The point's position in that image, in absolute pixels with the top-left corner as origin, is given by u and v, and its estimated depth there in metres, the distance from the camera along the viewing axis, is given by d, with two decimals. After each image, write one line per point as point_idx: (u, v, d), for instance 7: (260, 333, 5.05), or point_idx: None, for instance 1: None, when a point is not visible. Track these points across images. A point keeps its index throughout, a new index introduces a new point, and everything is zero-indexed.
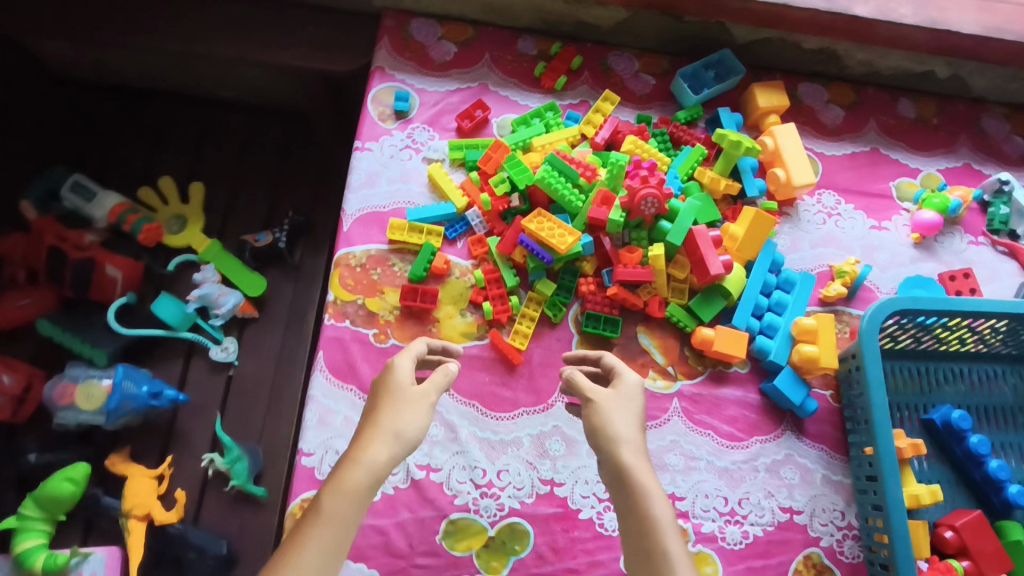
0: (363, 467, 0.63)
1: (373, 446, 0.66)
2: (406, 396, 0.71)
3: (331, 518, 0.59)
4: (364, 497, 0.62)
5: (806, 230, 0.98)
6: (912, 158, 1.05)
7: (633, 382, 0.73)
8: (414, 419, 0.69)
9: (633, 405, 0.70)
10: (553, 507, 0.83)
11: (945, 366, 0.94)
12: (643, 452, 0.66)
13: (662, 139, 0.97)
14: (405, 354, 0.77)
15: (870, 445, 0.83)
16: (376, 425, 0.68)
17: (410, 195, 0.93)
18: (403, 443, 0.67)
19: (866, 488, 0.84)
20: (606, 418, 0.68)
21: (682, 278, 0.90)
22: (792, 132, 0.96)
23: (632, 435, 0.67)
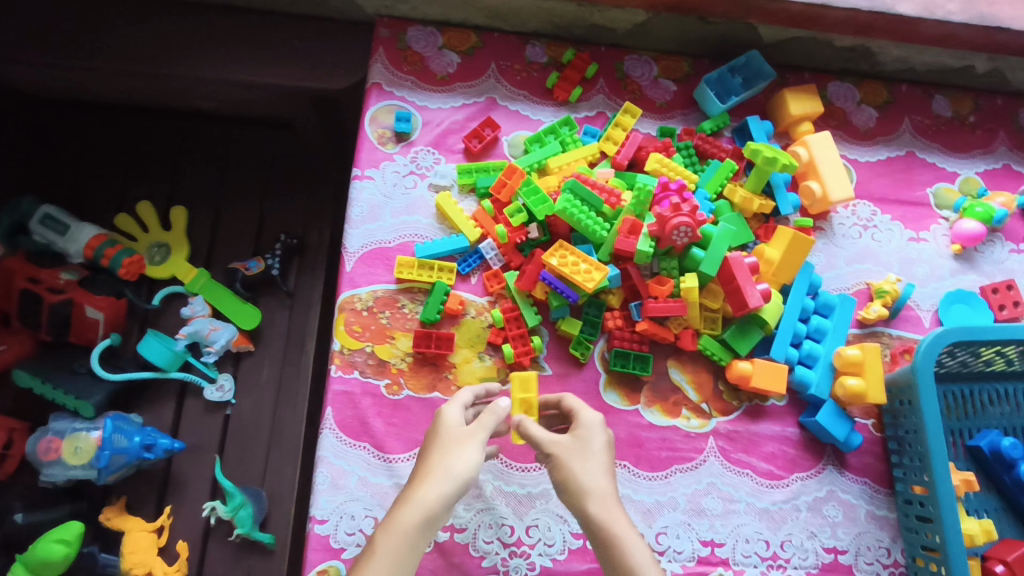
0: (414, 503, 0.59)
1: (423, 484, 0.60)
2: (452, 432, 0.65)
3: (384, 559, 0.56)
4: (416, 537, 0.57)
5: (841, 245, 0.91)
6: (949, 162, 0.98)
7: (594, 420, 0.68)
8: (465, 456, 0.63)
9: (595, 448, 0.65)
10: (587, 563, 0.77)
11: (989, 387, 0.87)
12: (612, 500, 0.62)
13: (687, 153, 0.90)
14: (453, 401, 0.69)
15: (922, 484, 0.78)
16: (426, 465, 0.62)
17: (417, 228, 0.85)
18: (457, 482, 0.61)
19: (916, 527, 0.79)
20: (570, 470, 0.63)
21: (715, 308, 0.84)
22: (828, 141, 0.89)
23: (601, 485, 0.62)
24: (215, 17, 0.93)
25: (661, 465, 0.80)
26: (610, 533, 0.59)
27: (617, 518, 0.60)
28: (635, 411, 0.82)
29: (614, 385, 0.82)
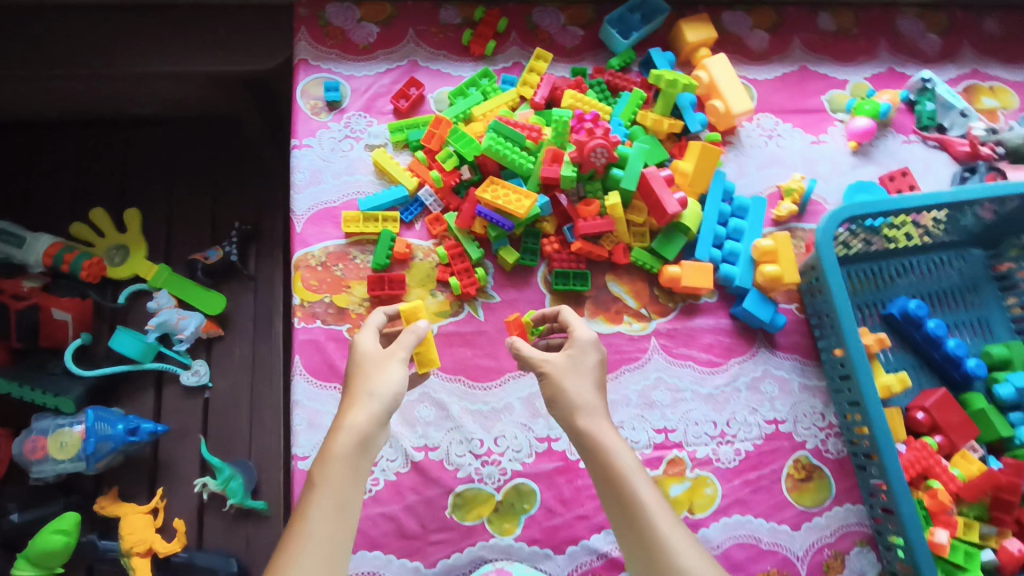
0: (345, 433, 0.63)
1: (353, 411, 0.65)
2: (372, 359, 0.70)
3: (328, 484, 0.60)
4: (353, 458, 0.62)
5: (750, 155, 1.00)
6: (837, 71, 1.07)
7: (586, 336, 0.72)
8: (388, 377, 0.68)
9: (588, 365, 0.69)
10: (554, 462, 0.84)
11: (893, 263, 0.98)
12: (603, 411, 0.66)
13: (600, 89, 0.97)
14: (366, 326, 0.74)
15: (840, 346, 0.86)
16: (351, 391, 0.67)
17: (359, 185, 0.91)
18: (385, 403, 0.66)
19: (841, 387, 0.88)
20: (561, 384, 0.68)
21: (641, 223, 0.91)
22: (724, 62, 0.98)
23: (588, 396, 0.67)
24: (139, 17, 0.97)
25: (611, 367, 0.88)
26: (596, 442, 0.64)
27: (611, 432, 0.65)
28: None
29: (559, 303, 0.90)
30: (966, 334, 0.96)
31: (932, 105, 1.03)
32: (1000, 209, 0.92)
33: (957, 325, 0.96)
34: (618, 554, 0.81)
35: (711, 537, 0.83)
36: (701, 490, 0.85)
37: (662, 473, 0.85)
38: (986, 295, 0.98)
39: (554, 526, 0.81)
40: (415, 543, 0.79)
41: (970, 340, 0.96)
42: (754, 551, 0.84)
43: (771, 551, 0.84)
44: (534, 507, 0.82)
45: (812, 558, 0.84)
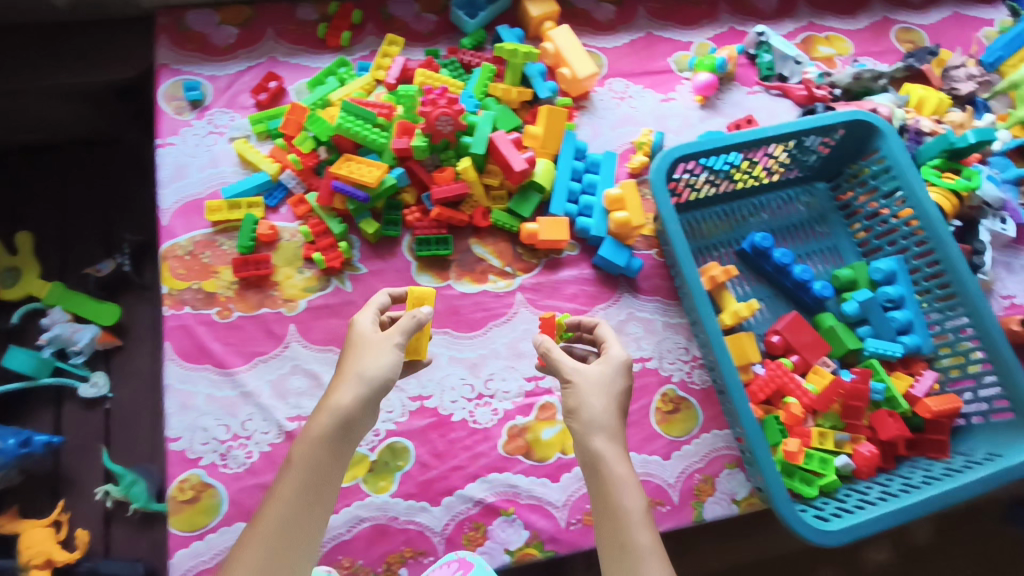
0: (328, 413, 0.64)
1: (337, 391, 0.65)
2: (368, 340, 0.69)
3: (304, 473, 0.62)
4: (334, 444, 0.63)
5: (603, 117, 1.06)
6: (682, 34, 1.14)
7: (618, 357, 0.71)
8: (380, 360, 0.67)
9: (615, 388, 0.69)
10: (427, 418, 0.87)
11: (745, 203, 1.04)
12: (621, 439, 0.67)
13: (454, 67, 1.03)
14: (366, 307, 0.73)
15: (683, 280, 0.88)
16: (342, 371, 0.67)
17: (223, 176, 0.95)
18: (371, 386, 0.66)
19: (694, 319, 0.91)
20: (584, 399, 0.68)
21: (498, 185, 0.96)
22: (568, 32, 1.04)
23: (609, 420, 0.67)
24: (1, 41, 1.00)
25: (479, 324, 0.92)
26: (603, 464, 0.65)
27: (624, 463, 0.65)
28: (447, 286, 0.93)
29: (425, 269, 0.94)
30: (816, 262, 1.03)
31: (770, 56, 1.12)
32: (831, 140, 0.99)
33: (807, 254, 1.03)
34: (494, 499, 0.84)
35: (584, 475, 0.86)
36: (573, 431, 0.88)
37: (534, 419, 0.88)
38: (834, 224, 1.04)
39: (429, 479, 0.84)
40: None
41: (819, 267, 1.02)
42: None
43: (644, 481, 0.87)
44: (409, 463, 0.84)
45: (684, 484, 0.88)
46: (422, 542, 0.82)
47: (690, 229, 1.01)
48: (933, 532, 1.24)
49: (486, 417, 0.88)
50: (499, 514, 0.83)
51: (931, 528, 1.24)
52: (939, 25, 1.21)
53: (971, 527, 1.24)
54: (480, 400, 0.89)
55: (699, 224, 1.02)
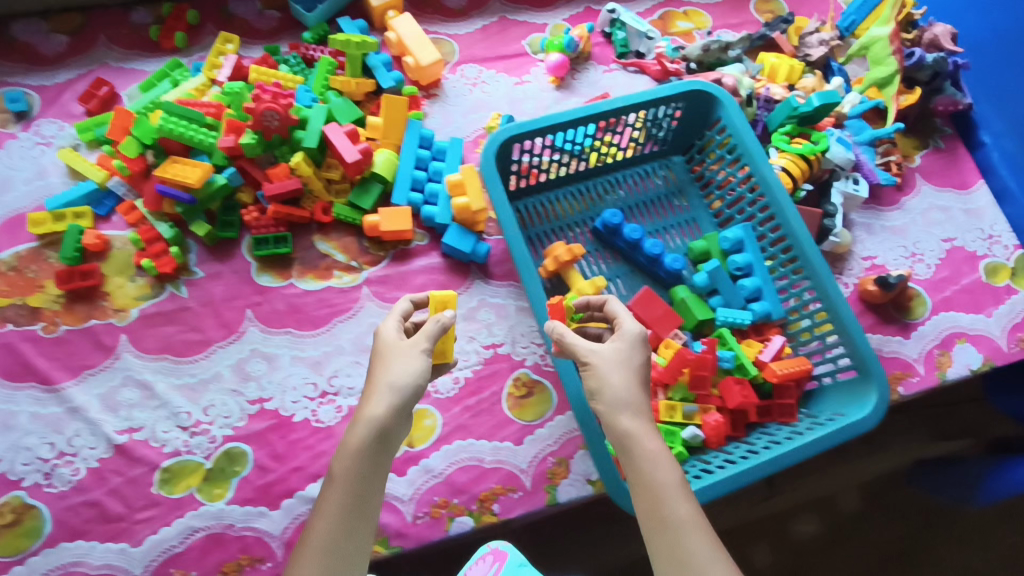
0: (363, 424, 0.62)
1: (368, 401, 0.63)
2: (393, 348, 0.67)
3: (348, 484, 0.59)
4: (371, 454, 0.61)
5: (454, 104, 1.05)
6: (537, 17, 1.13)
7: (633, 331, 0.67)
8: (408, 366, 0.65)
9: (635, 363, 0.65)
10: (267, 420, 0.84)
11: (601, 181, 1.03)
12: (648, 416, 0.62)
13: (295, 63, 1.01)
14: (389, 315, 0.72)
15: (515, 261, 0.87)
16: (372, 380, 0.65)
17: (51, 188, 0.92)
18: (403, 393, 0.63)
19: None
20: (603, 378, 0.63)
21: (338, 179, 0.94)
22: (410, 19, 1.02)
23: (632, 396, 0.62)
24: None
25: (322, 321, 0.90)
26: (633, 443, 0.60)
27: (653, 437, 0.61)
28: (289, 285, 0.91)
29: (265, 268, 0.92)
30: (673, 236, 1.02)
31: (623, 33, 1.12)
32: (674, 112, 0.99)
33: (665, 229, 1.02)
34: None
35: (432, 466, 0.85)
36: (420, 422, 0.87)
37: None
38: (691, 197, 1.04)
39: (267, 483, 0.81)
40: (120, 525, 0.78)
41: (677, 241, 1.02)
42: (478, 472, 0.86)
43: (495, 469, 0.86)
44: (246, 468, 0.82)
45: (537, 469, 0.86)
46: (260, 548, 0.79)
47: (543, 211, 1.00)
48: (861, 500, 1.24)
49: (330, 415, 0.86)
50: None
51: (858, 495, 1.24)
52: None
53: (896, 493, 1.25)
54: (323, 398, 0.87)
55: (553, 205, 1.01)
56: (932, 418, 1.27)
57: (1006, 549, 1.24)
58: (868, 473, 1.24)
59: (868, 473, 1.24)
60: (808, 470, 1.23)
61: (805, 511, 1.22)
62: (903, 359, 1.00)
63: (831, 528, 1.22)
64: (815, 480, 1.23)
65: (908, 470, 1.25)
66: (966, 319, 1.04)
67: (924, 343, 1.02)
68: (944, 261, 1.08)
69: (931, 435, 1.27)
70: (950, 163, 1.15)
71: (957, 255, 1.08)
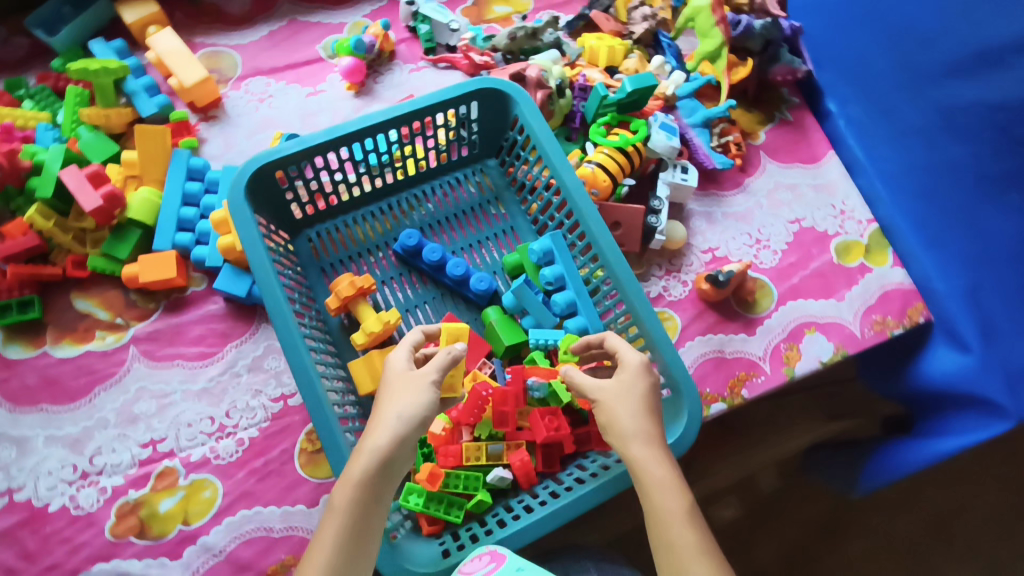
0: (366, 454, 0.59)
1: (371, 432, 0.60)
2: (401, 377, 0.64)
3: (350, 514, 0.56)
4: (372, 485, 0.58)
5: (237, 125, 0.94)
6: (332, 16, 1.02)
7: (635, 361, 0.67)
8: (415, 397, 0.62)
9: (638, 394, 0.65)
10: (17, 514, 0.75)
11: (406, 195, 0.92)
12: (661, 444, 0.62)
13: (42, 96, 0.90)
14: (399, 345, 0.69)
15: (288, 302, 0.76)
16: (377, 412, 0.62)
17: None
18: (410, 424, 0.60)
19: (320, 347, 0.79)
20: (613, 414, 0.64)
21: (93, 228, 0.84)
22: (171, 35, 0.92)
23: (641, 426, 0.63)
24: None
25: (82, 392, 0.80)
26: (644, 479, 0.60)
27: (663, 463, 0.61)
28: (42, 354, 0.81)
29: (13, 339, 0.82)
30: (491, 249, 0.92)
31: (427, 26, 1.00)
32: (471, 113, 0.88)
33: (480, 242, 0.92)
34: None
35: (212, 544, 0.75)
36: (197, 495, 0.77)
37: (150, 491, 0.77)
38: (509, 204, 0.93)
39: None
40: None
41: (496, 254, 0.91)
42: (266, 543, 0.75)
43: (285, 537, 0.76)
44: None
45: None
46: None
47: (338, 237, 0.89)
48: (780, 481, 1.13)
49: (90, 499, 0.76)
50: None
51: (776, 473, 1.13)
52: None
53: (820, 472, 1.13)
54: (84, 480, 0.77)
55: (350, 229, 0.90)
56: (824, 398, 1.17)
57: (929, 516, 1.13)
58: (785, 450, 1.14)
59: (784, 450, 1.14)
60: (715, 456, 1.12)
61: (721, 498, 1.12)
62: (747, 358, 0.91)
63: (751, 512, 1.11)
64: (723, 466, 1.12)
65: (806, 453, 1.14)
66: (816, 305, 0.95)
67: (770, 338, 0.92)
68: (793, 244, 0.99)
69: (823, 415, 1.16)
70: (798, 136, 1.06)
71: (806, 237, 1.00)
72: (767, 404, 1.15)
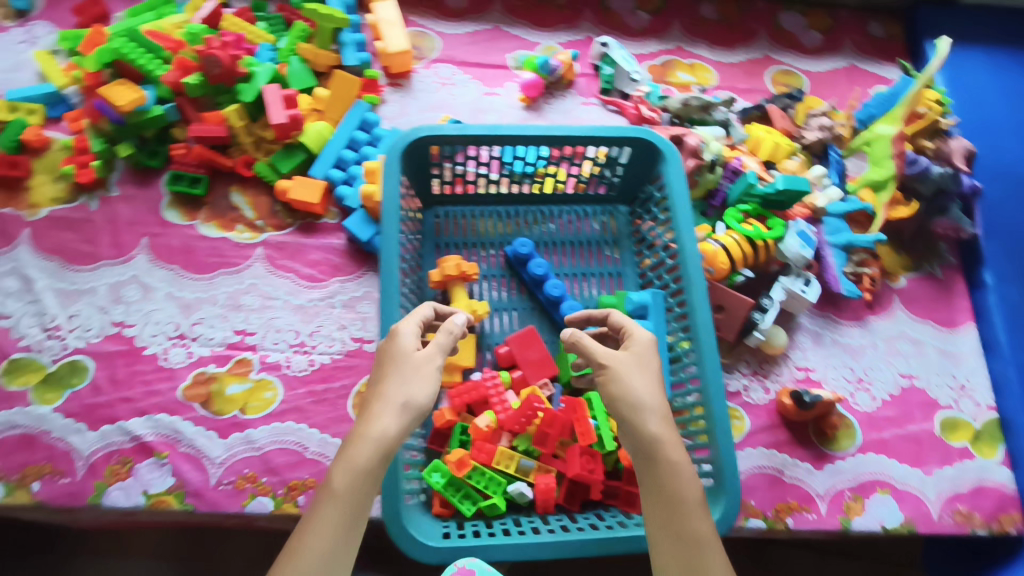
0: (372, 441, 0.58)
1: (378, 417, 0.59)
2: (409, 362, 0.64)
3: (350, 503, 0.55)
4: (373, 473, 0.57)
5: (416, 98, 1.04)
6: (532, 34, 1.11)
7: (645, 339, 0.68)
8: (421, 385, 0.62)
9: (651, 367, 0.65)
10: (119, 345, 0.86)
11: (535, 209, 0.97)
12: (670, 418, 0.62)
13: (275, 23, 1.05)
14: (408, 321, 0.69)
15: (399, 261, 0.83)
16: (383, 393, 0.61)
17: (20, 81, 1.00)
18: (414, 412, 0.61)
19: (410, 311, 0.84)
20: (628, 381, 0.63)
21: (270, 139, 0.96)
22: (392, 7, 1.05)
23: (657, 401, 0.62)
24: None
25: (207, 269, 0.91)
26: (662, 458, 0.59)
27: (678, 445, 0.60)
28: (191, 225, 0.93)
29: (175, 204, 0.94)
30: (592, 285, 0.94)
31: (611, 70, 1.06)
32: (621, 157, 0.92)
33: (585, 276, 0.94)
34: (152, 438, 0.81)
35: (254, 439, 0.82)
36: (260, 393, 0.84)
37: (226, 371, 0.85)
38: (625, 251, 0.96)
39: (95, 403, 0.82)
40: None
41: (595, 292, 0.94)
42: (298, 459, 0.81)
43: (314, 461, 0.81)
44: (83, 383, 0.83)
45: None
46: (64, 462, 0.79)
47: (461, 222, 0.96)
48: None
49: (177, 358, 0.86)
50: (151, 454, 0.80)
51: None
52: (828, 75, 1.12)
53: None
54: (179, 340, 0.87)
55: (475, 221, 0.96)
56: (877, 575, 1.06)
57: None
58: None
59: None
60: None
61: None
62: (805, 491, 0.85)
63: None
64: None
65: None
66: (899, 469, 0.87)
67: (836, 480, 0.86)
68: (895, 398, 0.91)
69: None
70: (941, 295, 0.99)
71: (913, 397, 0.91)
72: (815, 555, 1.06)
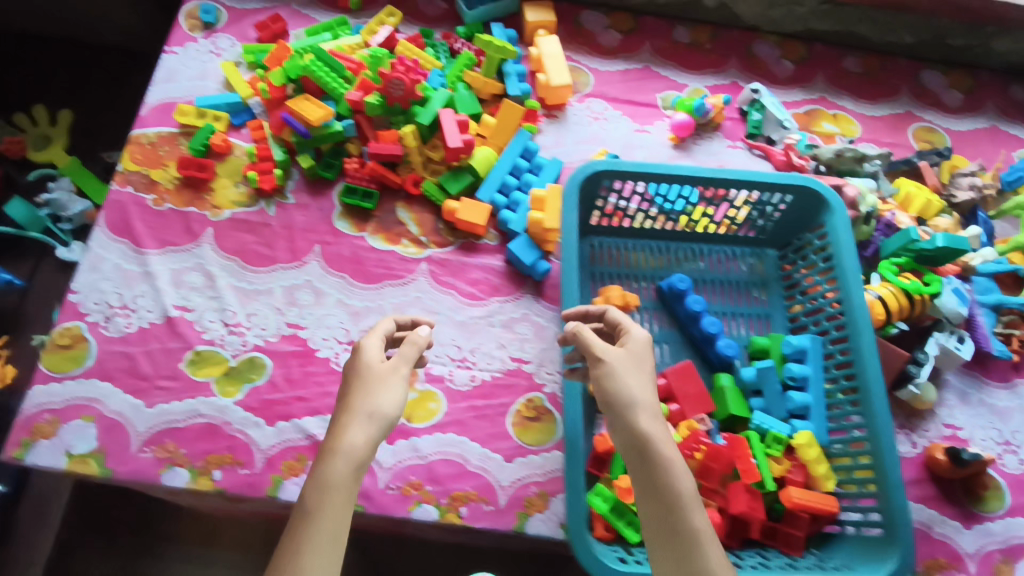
0: (342, 455, 0.57)
1: (347, 430, 0.58)
2: (376, 373, 0.63)
3: (325, 522, 0.53)
4: (348, 489, 0.56)
5: (571, 130, 1.08)
6: (681, 76, 1.15)
7: (641, 339, 0.69)
8: (390, 394, 0.62)
9: (645, 366, 0.66)
10: (294, 345, 0.90)
11: (685, 246, 1.00)
12: (660, 416, 0.62)
13: (441, 50, 1.10)
14: (371, 334, 0.69)
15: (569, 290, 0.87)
16: (350, 406, 0.61)
17: (205, 89, 1.05)
18: (380, 422, 0.60)
19: None
20: (621, 379, 0.64)
21: (438, 160, 1.02)
22: (555, 42, 1.09)
23: (649, 398, 0.63)
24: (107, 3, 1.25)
25: (375, 279, 0.95)
26: (654, 457, 0.59)
27: (671, 444, 0.60)
28: (360, 236, 0.98)
29: (346, 215, 0.99)
30: (742, 325, 0.96)
31: (759, 116, 1.09)
32: (778, 203, 0.95)
33: (734, 315, 0.97)
34: None
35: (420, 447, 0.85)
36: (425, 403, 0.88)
37: None
38: (772, 293, 0.98)
39: (273, 399, 0.86)
40: (142, 384, 0.86)
41: (744, 331, 0.96)
42: (461, 470, 0.84)
43: (476, 474, 0.84)
44: (261, 378, 0.88)
45: (516, 491, 0.83)
46: (244, 454, 0.83)
47: (614, 253, 0.99)
48: None
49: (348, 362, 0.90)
50: None
51: None
52: (971, 134, 1.13)
53: None
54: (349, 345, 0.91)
55: (627, 253, 0.99)
56: None
57: None
58: None
59: None
60: None
61: None
62: (954, 548, 0.85)
63: None
64: None
65: None
66: None
67: (986, 541, 0.85)
68: None
69: None
70: None
71: None
72: None
